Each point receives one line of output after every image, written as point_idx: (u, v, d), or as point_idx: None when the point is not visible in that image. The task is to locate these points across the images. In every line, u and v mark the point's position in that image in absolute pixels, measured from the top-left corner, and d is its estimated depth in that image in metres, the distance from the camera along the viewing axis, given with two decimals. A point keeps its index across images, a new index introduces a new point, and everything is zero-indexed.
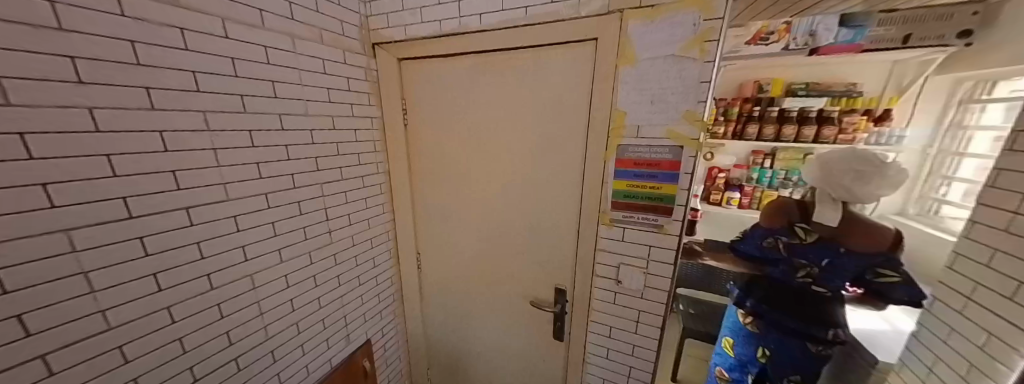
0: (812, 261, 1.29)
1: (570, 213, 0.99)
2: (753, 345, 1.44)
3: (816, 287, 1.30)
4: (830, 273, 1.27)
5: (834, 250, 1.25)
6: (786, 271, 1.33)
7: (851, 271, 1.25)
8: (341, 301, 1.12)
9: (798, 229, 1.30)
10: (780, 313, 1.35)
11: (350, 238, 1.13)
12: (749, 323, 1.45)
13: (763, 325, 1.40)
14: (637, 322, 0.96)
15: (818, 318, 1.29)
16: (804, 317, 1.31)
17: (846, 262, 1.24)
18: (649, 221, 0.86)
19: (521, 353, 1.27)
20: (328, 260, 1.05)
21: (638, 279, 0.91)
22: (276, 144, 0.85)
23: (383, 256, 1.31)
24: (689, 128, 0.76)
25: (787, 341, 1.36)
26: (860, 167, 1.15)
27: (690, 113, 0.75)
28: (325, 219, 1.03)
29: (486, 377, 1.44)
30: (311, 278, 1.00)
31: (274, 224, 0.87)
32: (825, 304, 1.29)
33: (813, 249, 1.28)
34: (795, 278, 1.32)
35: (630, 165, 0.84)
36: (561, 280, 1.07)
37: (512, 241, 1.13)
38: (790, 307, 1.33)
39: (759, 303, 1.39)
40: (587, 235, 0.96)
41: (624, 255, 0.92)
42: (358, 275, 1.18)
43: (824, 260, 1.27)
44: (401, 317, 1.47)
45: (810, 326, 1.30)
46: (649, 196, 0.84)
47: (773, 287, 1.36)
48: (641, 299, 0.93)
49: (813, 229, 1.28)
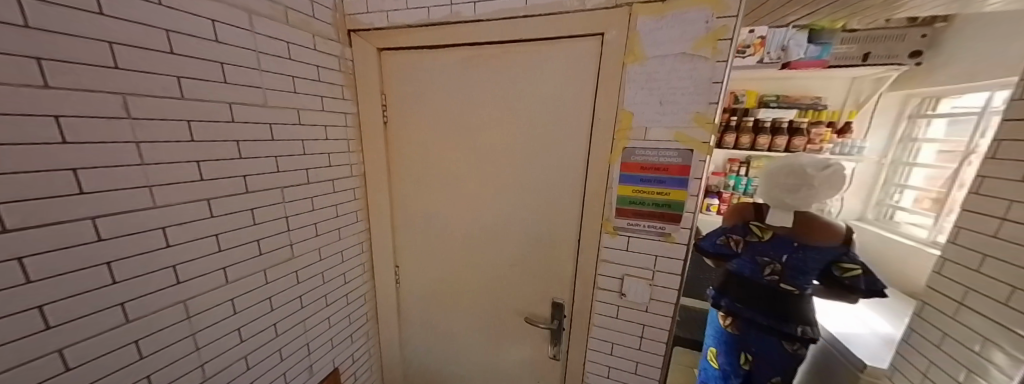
0: (774, 257, 1.29)
1: (569, 221, 0.92)
2: (734, 349, 1.40)
3: (784, 284, 1.28)
4: (796, 269, 1.26)
5: (790, 245, 1.26)
6: (752, 268, 1.33)
7: (815, 267, 1.25)
8: (304, 325, 0.96)
9: (754, 227, 1.32)
10: (755, 313, 1.32)
11: (317, 252, 0.97)
12: (728, 325, 1.41)
13: (742, 327, 1.36)
14: (641, 338, 0.89)
15: (792, 316, 1.26)
16: (778, 315, 1.28)
17: (806, 256, 1.24)
18: (657, 229, 0.80)
19: (513, 374, 1.16)
20: (288, 278, 0.89)
21: (644, 291, 0.84)
22: (223, 139, 0.69)
23: (356, 271, 1.15)
24: (699, 131, 0.71)
25: (766, 341, 1.32)
26: (789, 181, 1.20)
27: (700, 116, 0.71)
28: (287, 229, 0.87)
29: None
30: (266, 300, 0.83)
31: (219, 237, 0.71)
32: (795, 300, 1.27)
33: (772, 245, 1.29)
34: (759, 275, 1.31)
35: (636, 169, 0.78)
36: (560, 294, 0.98)
37: (504, 252, 1.04)
38: (765, 306, 1.31)
39: (734, 302, 1.38)
40: (590, 245, 0.89)
41: (629, 266, 0.85)
42: (325, 294, 1.02)
43: (784, 255, 1.27)
44: (376, 339, 1.30)
45: (782, 324, 1.27)
46: (654, 202, 0.78)
47: (745, 285, 1.35)
48: (646, 313, 0.86)
49: (768, 227, 1.28)
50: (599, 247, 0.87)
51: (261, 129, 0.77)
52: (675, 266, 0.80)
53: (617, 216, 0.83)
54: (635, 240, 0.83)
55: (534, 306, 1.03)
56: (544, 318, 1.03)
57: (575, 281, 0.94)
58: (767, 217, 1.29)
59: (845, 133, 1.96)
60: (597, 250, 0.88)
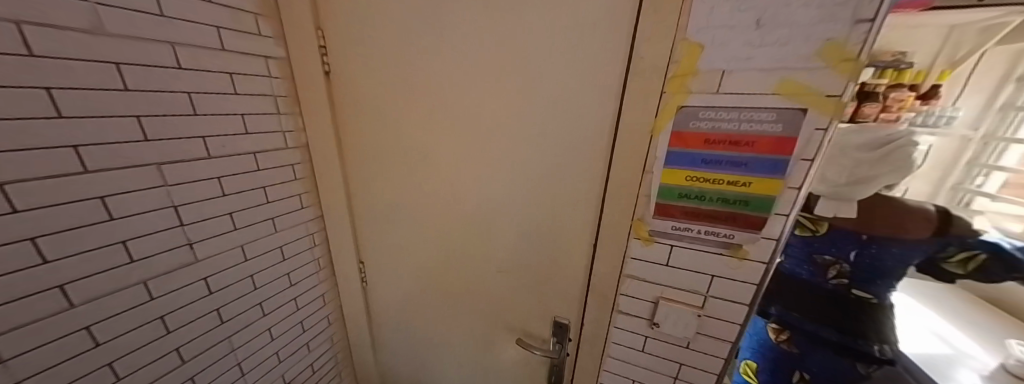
0: (839, 256, 0.99)
1: (585, 217, 0.65)
2: (786, 367, 1.12)
3: (854, 289, 0.99)
4: (870, 270, 0.96)
5: (859, 240, 0.95)
6: (809, 270, 1.05)
7: (898, 268, 0.93)
8: (231, 343, 0.74)
9: (803, 219, 1.03)
10: (815, 324, 1.05)
11: (241, 251, 0.73)
12: (781, 340, 1.13)
13: (800, 343, 1.09)
14: (674, 379, 0.64)
15: (866, 329, 0.99)
16: (847, 328, 1.01)
17: (884, 253, 0.92)
18: (722, 238, 0.51)
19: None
20: (197, 286, 0.65)
21: (688, 323, 0.57)
22: (19, 85, 0.37)
23: (306, 268, 0.92)
24: (826, 77, 0.39)
25: (833, 362, 1.03)
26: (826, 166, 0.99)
27: (831, 47, 0.38)
28: (179, 223, 0.61)
29: None
30: (157, 321, 0.60)
31: (35, 242, 0.42)
32: (871, 312, 0.98)
33: (833, 241, 0.99)
34: (820, 278, 1.03)
35: (698, 143, 0.48)
36: (565, 312, 0.74)
37: (493, 254, 0.78)
38: (829, 317, 1.02)
39: (786, 310, 1.10)
40: (613, 253, 0.62)
41: (665, 286, 0.58)
42: (261, 301, 0.79)
43: (852, 253, 0.96)
44: (342, 344, 1.11)
45: (854, 340, 1.00)
46: (721, 195, 0.49)
47: (803, 292, 1.06)
48: (686, 349, 0.61)
49: (821, 219, 0.99)
50: (625, 258, 0.60)
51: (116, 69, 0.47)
52: (739, 292, 0.53)
53: (655, 217, 0.54)
54: (679, 253, 0.55)
55: (531, 323, 0.80)
56: (544, 337, 0.80)
57: (587, 299, 0.69)
58: (818, 207, 0.99)
59: (929, 100, 1.46)
60: (621, 262, 0.61)
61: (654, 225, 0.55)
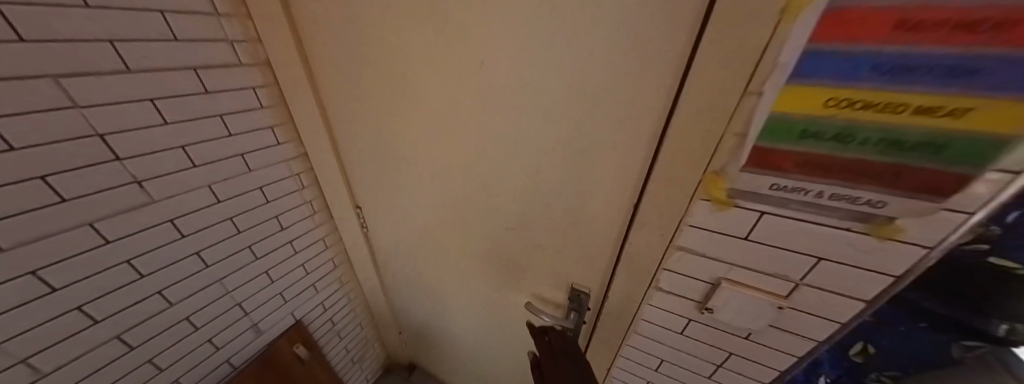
0: None
1: (628, 170, 0.45)
2: None
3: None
4: None
5: None
6: None
7: None
8: (225, 285, 0.70)
9: None
10: None
11: (210, 190, 0.62)
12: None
13: None
14: (716, 367, 0.52)
15: None
16: None
17: None
18: (860, 207, 0.30)
19: (513, 341, 0.94)
20: (167, 228, 0.57)
21: (758, 315, 0.42)
22: None
23: (297, 212, 0.83)
24: None
25: None
26: None
27: None
28: (115, 158, 0.48)
29: (467, 353, 1.15)
30: (125, 265, 0.53)
31: None
32: None
33: None
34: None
35: (869, 35, 0.20)
36: (586, 280, 0.61)
37: (497, 210, 0.63)
38: None
39: None
40: (665, 221, 0.44)
41: (735, 265, 0.41)
42: (248, 245, 0.72)
43: None
44: (351, 284, 1.09)
45: None
46: (891, 135, 0.24)
47: None
48: (743, 341, 0.47)
49: None
50: (680, 227, 0.42)
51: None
52: (855, 283, 0.36)
53: (748, 169, 0.33)
54: (771, 226, 0.36)
55: (544, 286, 0.69)
56: (557, 301, 0.69)
57: (615, 269, 0.54)
58: None
59: None
60: (672, 232, 0.43)
61: (755, 185, 0.34)
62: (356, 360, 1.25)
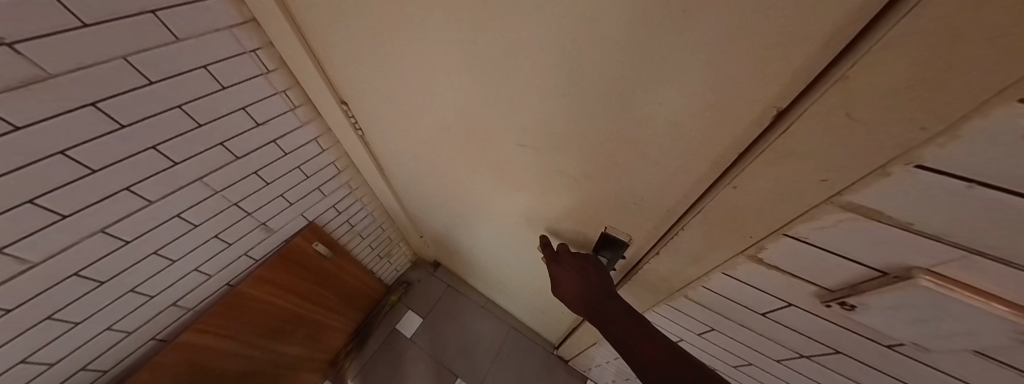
0: None
1: (801, 26, 0.18)
2: None
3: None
4: None
5: None
6: None
7: None
8: (209, 184, 0.63)
9: None
10: None
11: (130, 65, 0.44)
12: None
13: None
14: (798, 356, 0.37)
15: None
16: None
17: None
18: None
19: (528, 263, 0.87)
20: (100, 114, 0.44)
21: (962, 335, 0.22)
22: None
23: (273, 104, 0.67)
24: None
25: None
26: None
27: None
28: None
29: (484, 263, 1.15)
30: (61, 155, 0.43)
31: None
32: None
33: None
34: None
35: None
36: (631, 223, 0.42)
37: (509, 109, 0.41)
38: None
39: None
40: (852, 152, 0.20)
41: (981, 261, 0.19)
42: (222, 142, 0.61)
43: None
44: (362, 189, 1.03)
45: None
46: None
47: None
48: (878, 351, 0.29)
49: None
50: (885, 168, 0.19)
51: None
52: None
53: None
54: None
55: (569, 219, 0.52)
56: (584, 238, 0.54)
57: (686, 214, 0.34)
58: None
59: None
60: (855, 176, 0.20)
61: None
62: (384, 255, 1.34)
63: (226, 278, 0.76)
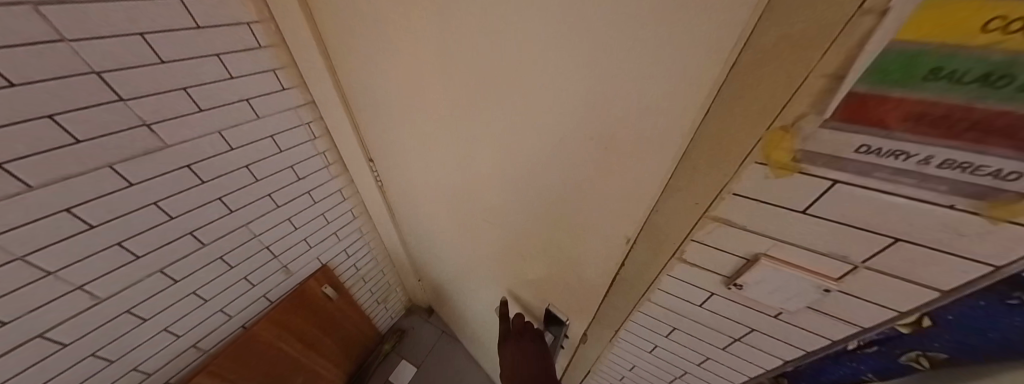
0: None
1: (643, 139, 0.37)
2: None
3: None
4: None
5: None
6: None
7: None
8: (251, 230, 0.74)
9: None
10: None
11: (222, 137, 0.61)
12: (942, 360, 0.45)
13: None
14: (733, 340, 0.50)
15: None
16: None
17: None
18: (966, 174, 0.23)
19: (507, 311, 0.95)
20: (188, 174, 0.59)
21: (798, 294, 0.37)
22: None
23: (313, 162, 0.82)
24: None
25: None
26: None
27: None
28: (121, 97, 0.47)
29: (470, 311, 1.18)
30: (153, 206, 0.56)
31: None
32: None
33: None
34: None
35: None
36: (595, 256, 0.56)
37: (505, 171, 0.56)
38: None
39: None
40: (705, 187, 0.36)
41: (786, 244, 0.35)
42: (269, 193, 0.74)
43: None
44: (372, 234, 1.14)
45: None
46: (999, 69, 0.17)
47: None
48: (772, 321, 0.43)
49: None
50: (722, 195, 0.36)
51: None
52: (936, 269, 0.30)
53: (834, 124, 0.25)
54: (845, 199, 0.29)
55: (550, 257, 0.65)
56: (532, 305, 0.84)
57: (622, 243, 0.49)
58: None
59: None
60: (709, 200, 0.37)
61: (840, 148, 0.26)
62: (381, 300, 1.37)
63: (244, 320, 0.81)
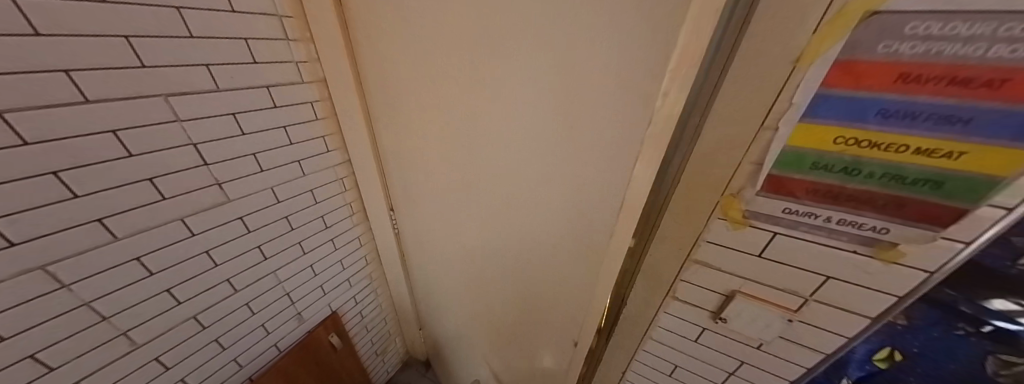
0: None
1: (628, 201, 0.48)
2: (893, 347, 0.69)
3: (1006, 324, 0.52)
4: None
5: None
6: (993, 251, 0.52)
7: None
8: (274, 278, 0.80)
9: None
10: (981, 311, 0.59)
11: (274, 192, 0.73)
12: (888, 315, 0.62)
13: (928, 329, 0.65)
14: (729, 374, 0.56)
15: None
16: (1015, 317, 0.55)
17: None
18: (857, 228, 0.35)
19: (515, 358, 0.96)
20: (234, 225, 0.68)
21: (770, 325, 0.46)
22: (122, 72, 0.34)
23: (338, 213, 0.91)
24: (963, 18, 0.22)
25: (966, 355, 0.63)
26: None
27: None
28: (202, 162, 0.60)
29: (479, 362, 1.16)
30: (205, 254, 0.65)
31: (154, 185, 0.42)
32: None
33: None
34: (974, 301, 0.48)
35: (894, 87, 0.27)
36: (578, 313, 0.65)
37: (519, 229, 0.66)
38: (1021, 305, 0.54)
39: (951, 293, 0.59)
40: (684, 236, 0.47)
41: (754, 283, 0.45)
42: (298, 242, 0.83)
43: None
44: (382, 282, 1.19)
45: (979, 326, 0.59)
46: (850, 165, 0.33)
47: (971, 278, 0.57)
48: (756, 352, 0.51)
49: None
50: (698, 242, 0.46)
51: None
52: (862, 301, 0.40)
53: (765, 194, 0.38)
54: (787, 246, 0.41)
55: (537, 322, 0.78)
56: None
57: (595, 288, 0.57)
58: None
59: None
60: (689, 246, 0.47)
61: (772, 208, 0.39)
62: (380, 351, 1.33)
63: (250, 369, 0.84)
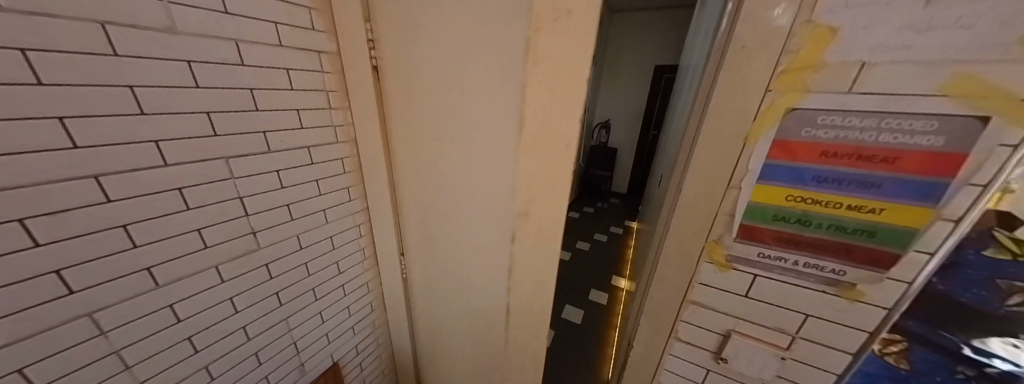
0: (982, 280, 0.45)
1: None
2: None
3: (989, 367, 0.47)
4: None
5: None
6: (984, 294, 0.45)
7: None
8: (294, 349, 0.69)
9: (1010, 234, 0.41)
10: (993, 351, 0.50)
11: (300, 265, 0.62)
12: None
13: None
14: None
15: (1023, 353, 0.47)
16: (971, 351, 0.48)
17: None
18: (818, 270, 0.42)
19: None
20: (272, 298, 0.59)
21: (765, 363, 0.50)
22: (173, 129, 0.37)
23: (355, 281, 0.80)
24: (847, 110, 0.35)
25: None
26: None
27: (806, 88, 0.37)
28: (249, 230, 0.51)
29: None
30: (239, 331, 0.55)
31: (203, 234, 0.45)
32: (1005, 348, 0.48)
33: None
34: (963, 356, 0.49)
35: (820, 159, 0.38)
36: None
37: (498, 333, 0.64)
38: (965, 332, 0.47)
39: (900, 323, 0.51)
40: (676, 278, 0.53)
41: (744, 321, 0.50)
42: (319, 311, 0.72)
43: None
44: (387, 344, 1.08)
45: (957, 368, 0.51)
46: (802, 216, 0.41)
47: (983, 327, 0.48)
48: None
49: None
50: (691, 283, 0.52)
51: (245, 37, 0.43)
52: (842, 338, 0.44)
53: (739, 240, 0.46)
54: (767, 286, 0.46)
55: None
56: None
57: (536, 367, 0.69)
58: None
59: None
60: (684, 287, 0.53)
61: (749, 253, 0.46)
62: None
63: None
